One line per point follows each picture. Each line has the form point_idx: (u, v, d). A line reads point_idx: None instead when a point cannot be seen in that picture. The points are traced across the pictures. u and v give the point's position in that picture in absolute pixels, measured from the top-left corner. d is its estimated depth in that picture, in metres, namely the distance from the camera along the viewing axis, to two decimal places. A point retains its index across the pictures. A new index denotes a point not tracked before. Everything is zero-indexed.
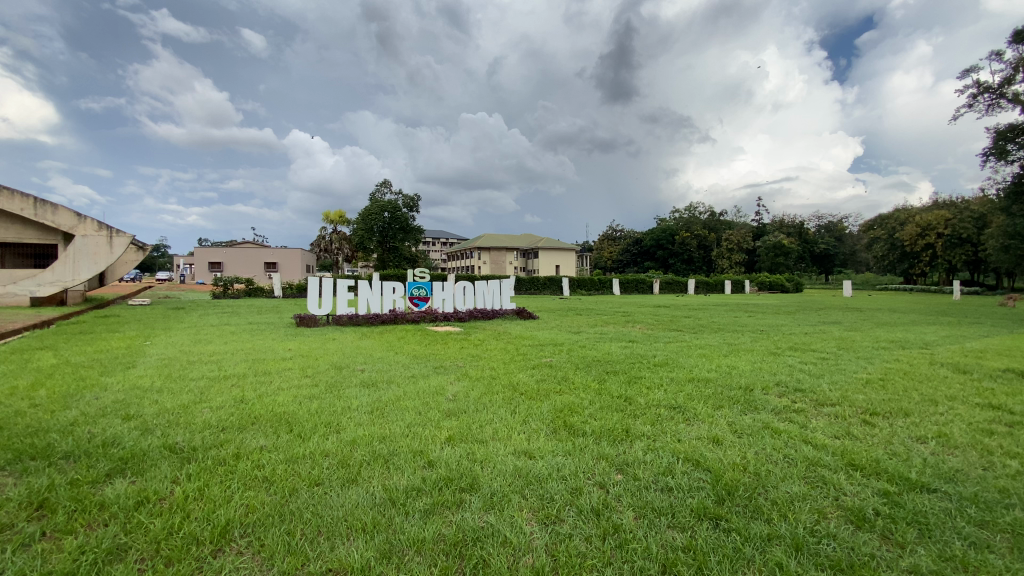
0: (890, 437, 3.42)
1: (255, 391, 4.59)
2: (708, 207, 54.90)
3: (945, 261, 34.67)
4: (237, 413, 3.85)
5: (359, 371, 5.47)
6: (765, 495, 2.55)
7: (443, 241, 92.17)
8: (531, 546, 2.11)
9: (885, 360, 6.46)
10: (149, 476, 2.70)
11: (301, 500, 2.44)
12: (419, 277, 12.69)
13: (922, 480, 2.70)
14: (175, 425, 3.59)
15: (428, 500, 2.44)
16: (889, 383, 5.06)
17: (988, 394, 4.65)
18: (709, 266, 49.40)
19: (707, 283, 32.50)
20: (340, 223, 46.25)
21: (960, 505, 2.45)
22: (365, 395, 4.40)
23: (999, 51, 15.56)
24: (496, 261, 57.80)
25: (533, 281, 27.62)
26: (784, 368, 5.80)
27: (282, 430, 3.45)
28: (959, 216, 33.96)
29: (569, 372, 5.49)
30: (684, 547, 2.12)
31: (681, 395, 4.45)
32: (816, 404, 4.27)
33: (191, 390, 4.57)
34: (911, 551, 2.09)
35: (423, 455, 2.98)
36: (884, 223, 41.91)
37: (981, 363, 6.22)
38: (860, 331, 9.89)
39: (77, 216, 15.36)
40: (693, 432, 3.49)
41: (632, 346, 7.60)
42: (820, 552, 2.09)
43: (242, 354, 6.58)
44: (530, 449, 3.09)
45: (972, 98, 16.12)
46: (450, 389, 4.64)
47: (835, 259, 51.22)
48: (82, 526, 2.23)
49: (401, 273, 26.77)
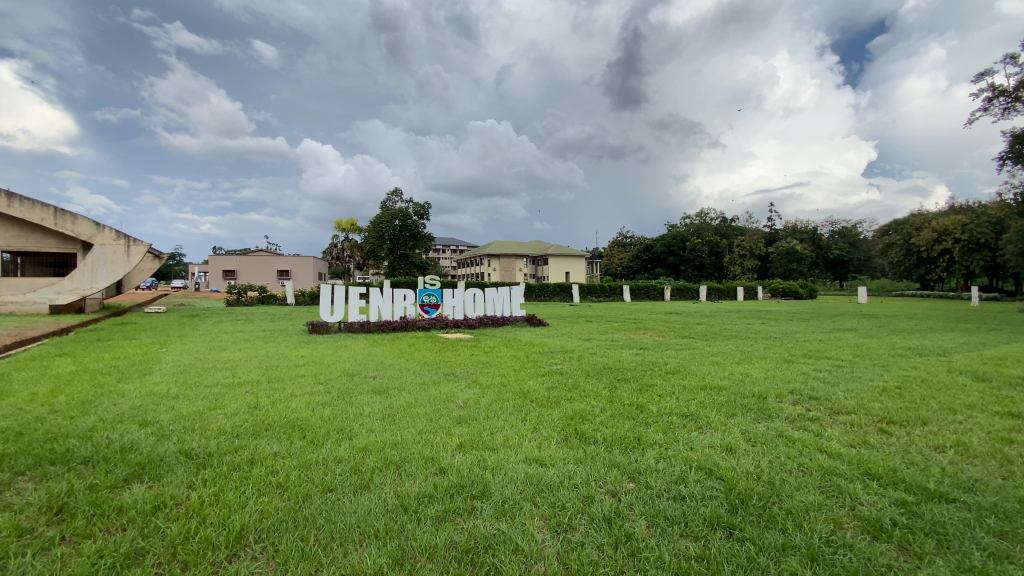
0: (907, 446, 3.37)
1: (268, 398, 4.64)
2: (719, 215, 54.39)
3: (963, 266, 33.98)
4: (251, 419, 3.90)
5: (370, 378, 5.51)
6: (780, 505, 2.52)
7: (453, 249, 92.91)
8: (542, 554, 2.10)
9: (901, 367, 6.36)
10: (165, 481, 2.74)
11: (314, 506, 2.46)
12: (428, 283, 12.79)
13: (941, 490, 2.65)
14: (191, 430, 3.65)
15: (440, 506, 2.45)
16: (906, 391, 4.97)
17: (1007, 402, 4.56)
18: (720, 273, 49.02)
19: (718, 290, 32.30)
20: (351, 232, 46.57)
21: (979, 515, 2.40)
22: (377, 402, 4.42)
23: (1015, 54, 15.44)
24: (507, 268, 57.97)
25: (543, 289, 27.71)
26: (798, 376, 5.73)
27: (295, 436, 3.48)
28: (977, 221, 33.43)
29: (580, 380, 5.47)
30: (697, 557, 2.10)
31: (693, 403, 4.41)
32: (831, 412, 4.21)
33: (206, 397, 4.64)
34: (929, 563, 2.06)
35: (434, 462, 2.99)
36: (899, 228, 41.34)
37: (1000, 370, 6.08)
38: (876, 337, 9.77)
39: (96, 226, 15.79)
40: (706, 440, 3.46)
41: (643, 354, 7.57)
42: (836, 562, 2.06)
43: (256, 361, 6.66)
44: (541, 457, 3.09)
45: (988, 102, 15.96)
46: (461, 396, 4.67)
47: (849, 265, 50.50)
48: (100, 531, 2.27)
49: (411, 281, 26.97)
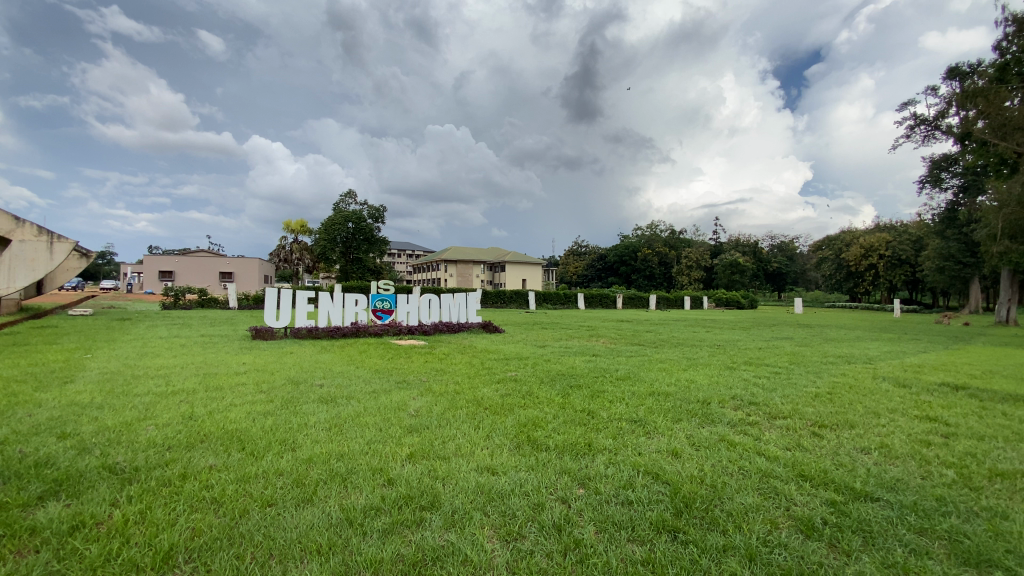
0: (836, 448, 3.59)
1: (205, 407, 4.38)
2: (670, 227, 56.40)
3: (887, 280, 36.80)
4: (185, 431, 3.66)
5: (317, 387, 5.30)
6: (722, 507, 2.62)
7: (408, 253, 91.79)
8: (492, 564, 2.08)
9: (832, 374, 6.79)
10: (85, 498, 2.53)
11: (252, 522, 2.34)
12: (381, 288, 12.55)
13: (866, 490, 2.84)
14: (117, 442, 3.39)
15: (388, 519, 2.38)
16: (837, 396, 5.30)
17: (925, 407, 4.95)
18: (669, 282, 50.76)
19: (668, 299, 33.44)
20: (301, 233, 44.86)
21: (901, 513, 2.58)
22: (323, 411, 4.26)
23: (934, 87, 16.98)
24: (463, 274, 57.74)
25: (500, 296, 27.71)
26: (740, 382, 6.00)
27: (233, 448, 3.30)
28: (899, 239, 36.35)
29: (534, 387, 5.46)
30: (643, 561, 2.14)
31: (642, 409, 4.53)
32: (769, 417, 4.43)
33: (136, 406, 4.32)
34: (856, 559, 2.19)
35: (383, 473, 2.91)
36: (831, 243, 44.32)
37: (918, 377, 6.60)
38: (810, 346, 10.38)
39: (16, 221, 14.41)
40: (653, 445, 3.55)
41: (595, 361, 7.69)
42: (771, 561, 2.16)
43: (193, 369, 6.27)
44: (493, 465, 3.07)
45: (910, 129, 17.45)
46: (413, 405, 4.57)
47: (787, 276, 53.57)
48: (9, 554, 2.06)
49: (364, 286, 26.31)
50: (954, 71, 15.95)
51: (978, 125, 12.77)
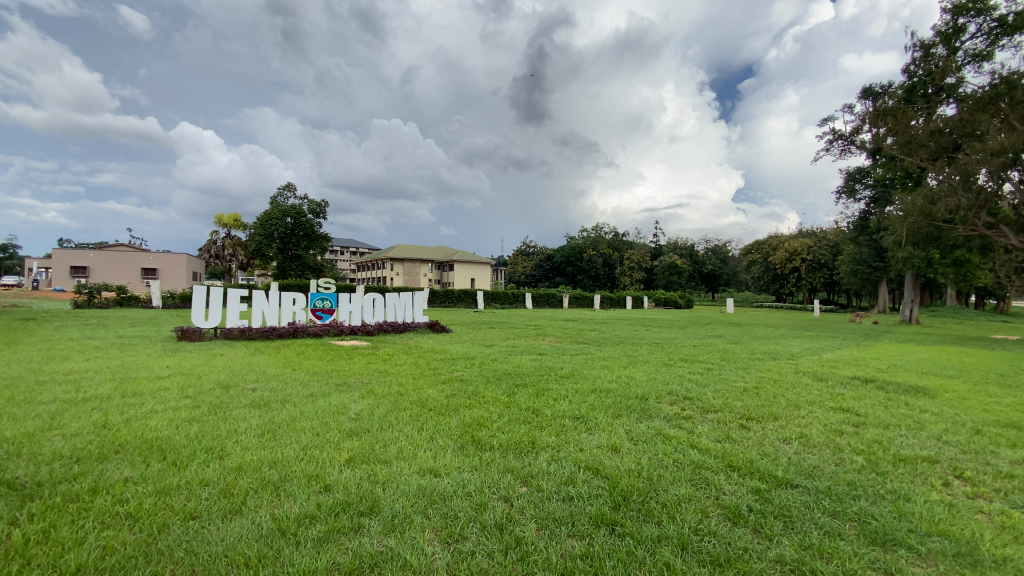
0: (762, 439, 3.83)
1: (121, 415, 4.03)
2: (614, 229, 58.07)
3: (809, 282, 39.72)
4: (97, 441, 3.36)
5: (250, 391, 5.03)
6: (657, 499, 2.73)
7: (352, 250, 89.10)
8: (431, 567, 2.05)
9: (758, 369, 7.26)
10: None
11: (173, 536, 2.18)
12: (322, 287, 12.09)
13: (787, 477, 3.04)
14: (16, 456, 3.06)
15: (323, 527, 2.30)
16: (762, 390, 5.67)
17: (839, 399, 5.39)
18: (613, 283, 52.26)
19: (611, 299, 34.41)
20: (235, 228, 42.35)
21: (817, 498, 2.80)
22: (255, 416, 4.04)
23: (850, 105, 18.48)
24: (409, 272, 56.71)
25: (446, 295, 27.46)
26: (676, 378, 6.28)
27: (153, 458, 3.07)
28: (819, 244, 39.35)
29: (479, 387, 5.45)
30: (582, 555, 2.19)
31: (584, 406, 4.63)
32: (701, 411, 4.66)
33: (38, 416, 3.91)
34: (776, 542, 2.35)
35: (319, 479, 2.80)
36: (760, 247, 47.28)
37: (833, 371, 7.17)
38: (739, 343, 11.05)
39: None
40: (594, 441, 3.64)
41: (541, 359, 7.79)
42: (701, 548, 2.27)
43: (107, 373, 5.75)
44: (436, 466, 3.04)
45: (830, 143, 18.89)
46: (353, 408, 4.43)
47: (721, 278, 56.65)
48: None
49: (303, 285, 25.23)
50: (867, 91, 17.43)
51: (887, 141, 14.03)
